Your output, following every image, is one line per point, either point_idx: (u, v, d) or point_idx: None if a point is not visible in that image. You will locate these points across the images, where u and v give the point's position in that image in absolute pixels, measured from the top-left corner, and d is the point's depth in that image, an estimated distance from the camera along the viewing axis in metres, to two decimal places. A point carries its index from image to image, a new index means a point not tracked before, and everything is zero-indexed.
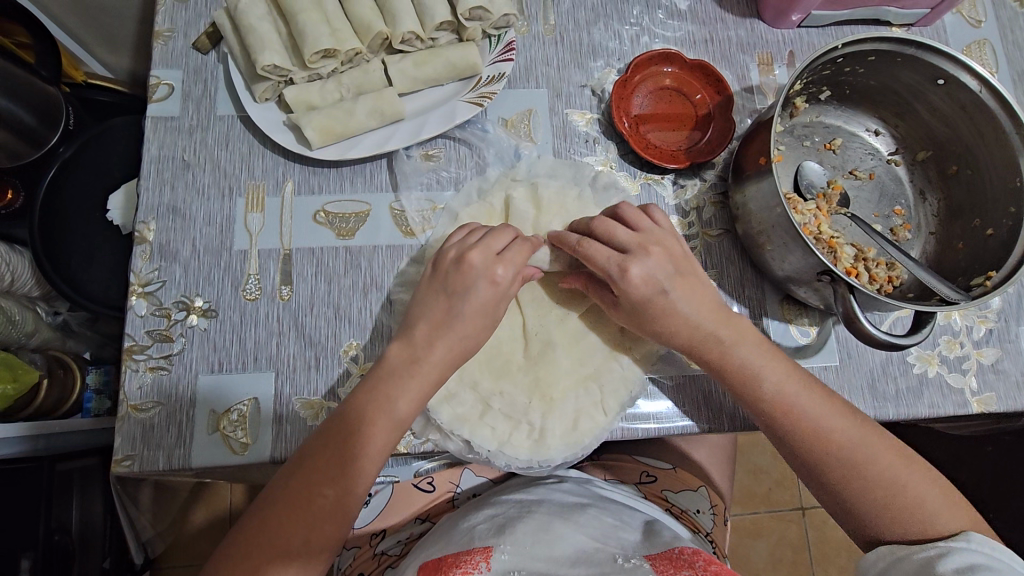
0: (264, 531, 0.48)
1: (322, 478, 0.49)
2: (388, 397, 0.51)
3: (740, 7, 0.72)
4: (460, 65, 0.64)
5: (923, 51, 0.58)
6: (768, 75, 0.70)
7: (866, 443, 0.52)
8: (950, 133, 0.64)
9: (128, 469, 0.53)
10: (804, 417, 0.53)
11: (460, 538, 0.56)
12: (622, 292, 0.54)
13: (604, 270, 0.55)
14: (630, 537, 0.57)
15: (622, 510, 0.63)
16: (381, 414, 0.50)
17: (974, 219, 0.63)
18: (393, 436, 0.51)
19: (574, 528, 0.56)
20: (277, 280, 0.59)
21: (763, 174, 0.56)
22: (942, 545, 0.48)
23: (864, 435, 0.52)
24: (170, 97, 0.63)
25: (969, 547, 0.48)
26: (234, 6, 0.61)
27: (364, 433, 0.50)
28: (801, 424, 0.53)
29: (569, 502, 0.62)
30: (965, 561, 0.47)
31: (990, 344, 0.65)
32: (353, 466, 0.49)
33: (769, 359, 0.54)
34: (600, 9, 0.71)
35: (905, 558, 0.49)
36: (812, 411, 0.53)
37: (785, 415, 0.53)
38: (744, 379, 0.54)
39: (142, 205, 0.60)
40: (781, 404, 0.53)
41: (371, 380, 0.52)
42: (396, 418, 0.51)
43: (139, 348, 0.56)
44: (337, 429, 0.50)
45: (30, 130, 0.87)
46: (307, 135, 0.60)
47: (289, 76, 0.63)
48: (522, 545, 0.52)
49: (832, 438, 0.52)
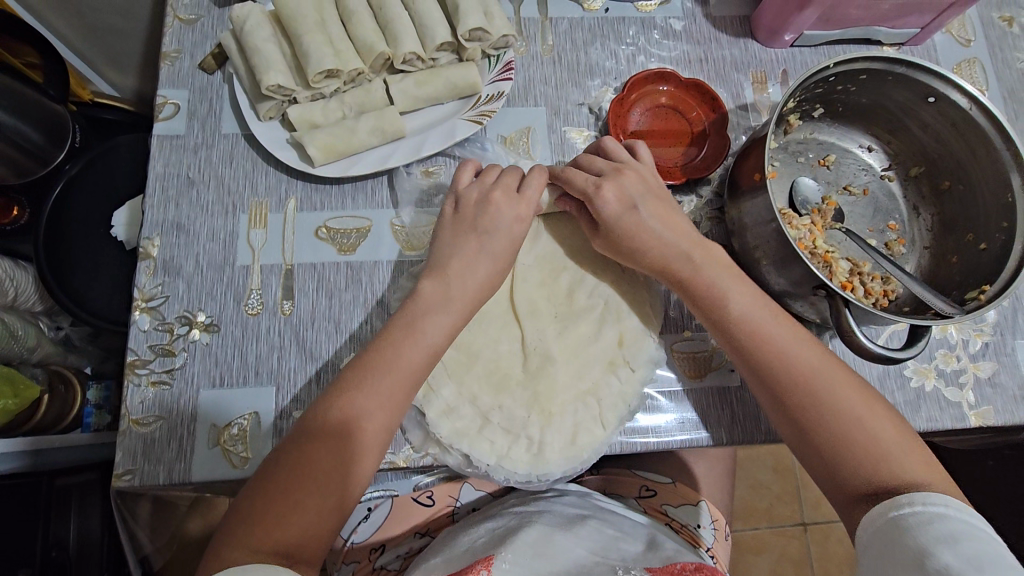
0: (289, 488, 0.46)
1: (346, 392, 0.49)
2: (398, 342, 0.51)
3: (734, 28, 0.74)
4: (460, 85, 0.65)
5: (914, 70, 0.59)
6: (762, 94, 0.71)
7: (832, 386, 0.51)
8: (942, 150, 0.65)
9: (129, 483, 0.53)
10: (787, 367, 0.52)
11: (461, 551, 0.57)
12: (596, 210, 0.57)
13: (582, 191, 0.57)
14: (630, 548, 0.57)
15: (623, 523, 0.64)
16: (397, 363, 0.51)
17: (967, 233, 0.63)
18: (424, 356, 0.52)
19: (575, 541, 0.56)
20: (278, 294, 0.60)
21: (758, 190, 0.57)
22: (920, 512, 0.43)
23: (830, 376, 0.52)
24: (175, 116, 0.65)
25: (948, 513, 0.42)
26: (240, 29, 0.63)
27: (375, 378, 0.50)
28: (772, 372, 0.53)
29: (568, 514, 0.62)
30: (945, 528, 0.41)
31: (987, 357, 0.65)
32: (375, 382, 0.50)
33: (755, 311, 0.54)
34: (597, 29, 0.72)
35: (883, 530, 0.44)
36: (781, 345, 0.53)
37: (768, 365, 0.53)
38: (717, 307, 0.55)
39: (147, 221, 0.61)
40: (762, 361, 0.53)
41: (379, 345, 0.52)
42: (408, 363, 0.51)
43: (142, 363, 0.57)
44: (371, 353, 0.51)
45: (37, 147, 0.88)
46: (310, 153, 0.61)
47: (293, 95, 0.64)
48: (523, 555, 0.53)
49: (806, 392, 0.51)
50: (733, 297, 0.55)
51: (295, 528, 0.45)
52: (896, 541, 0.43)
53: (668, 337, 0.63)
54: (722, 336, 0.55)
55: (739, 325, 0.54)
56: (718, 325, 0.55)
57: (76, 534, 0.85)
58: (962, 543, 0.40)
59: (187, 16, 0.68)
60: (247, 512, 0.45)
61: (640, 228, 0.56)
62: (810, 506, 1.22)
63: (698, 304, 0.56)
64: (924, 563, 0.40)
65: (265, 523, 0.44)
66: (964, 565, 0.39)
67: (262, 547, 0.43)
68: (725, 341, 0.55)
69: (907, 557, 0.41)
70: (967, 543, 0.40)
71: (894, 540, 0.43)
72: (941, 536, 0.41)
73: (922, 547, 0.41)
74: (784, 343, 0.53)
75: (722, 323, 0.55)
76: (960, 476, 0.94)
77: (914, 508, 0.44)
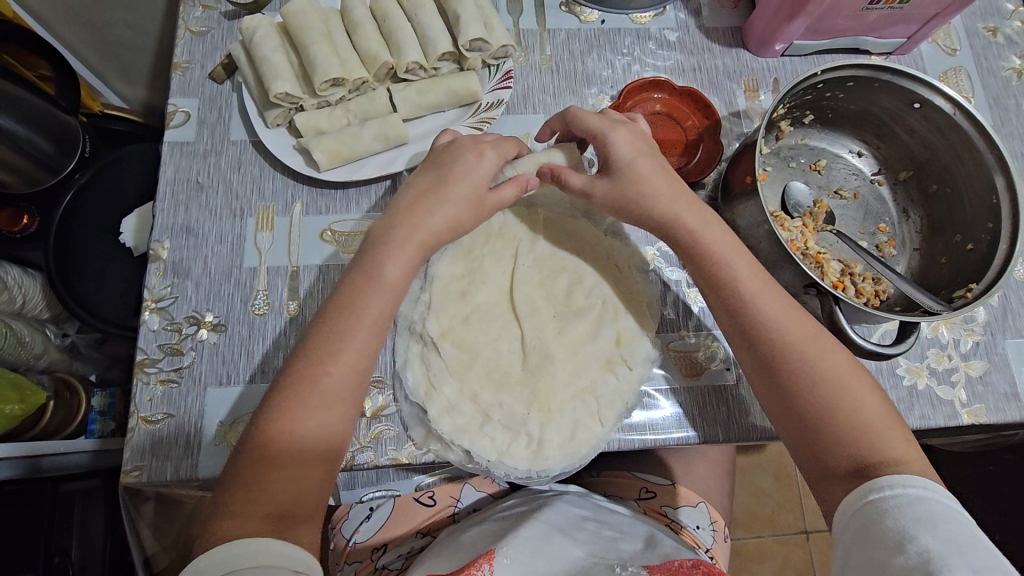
0: (268, 460, 0.47)
1: (314, 356, 0.51)
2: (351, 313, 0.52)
3: (726, 38, 0.76)
4: (461, 92, 0.67)
5: (898, 77, 0.62)
6: (754, 101, 0.74)
7: (822, 354, 0.52)
8: (929, 154, 0.67)
9: (137, 479, 0.54)
10: (778, 334, 0.53)
11: (463, 550, 0.59)
12: (607, 146, 0.57)
13: (592, 129, 0.58)
14: (629, 547, 0.59)
15: (621, 524, 0.65)
16: (352, 332, 0.52)
17: (954, 235, 0.65)
18: (387, 302, 0.53)
19: (574, 543, 0.58)
20: (284, 295, 0.62)
21: (749, 193, 0.59)
22: (898, 494, 0.44)
23: (819, 344, 0.53)
24: (185, 124, 0.67)
25: (925, 495, 0.44)
26: (249, 39, 0.65)
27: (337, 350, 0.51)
28: (763, 338, 0.53)
29: (571, 516, 0.63)
30: (924, 511, 0.43)
31: (978, 356, 0.66)
32: (338, 345, 0.51)
33: (759, 288, 0.54)
34: (593, 40, 0.75)
35: (862, 509, 0.45)
36: (773, 312, 0.53)
37: (765, 344, 0.53)
38: (718, 268, 0.55)
39: (157, 224, 0.63)
40: (761, 338, 0.53)
41: (330, 316, 0.53)
42: (368, 332, 0.52)
43: (150, 362, 0.58)
44: (333, 312, 0.52)
45: (49, 157, 0.91)
46: (316, 158, 0.63)
47: (300, 103, 0.66)
48: (523, 552, 0.54)
49: (795, 357, 0.52)
50: (740, 271, 0.55)
51: (275, 500, 0.46)
52: (876, 522, 0.44)
53: (664, 337, 0.64)
54: (718, 298, 0.56)
55: (739, 304, 0.54)
56: (716, 287, 0.56)
57: (79, 547, 0.86)
58: (942, 527, 0.41)
59: (198, 29, 0.71)
60: (229, 487, 0.46)
61: (641, 178, 0.56)
62: (812, 513, 1.22)
63: (697, 264, 0.57)
64: (904, 547, 0.41)
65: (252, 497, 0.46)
66: (944, 550, 0.40)
67: (251, 517, 0.44)
68: (720, 304, 0.56)
69: (889, 540, 0.43)
70: (946, 526, 0.41)
71: (875, 522, 0.44)
72: (922, 520, 0.42)
73: (904, 530, 0.42)
74: (777, 311, 0.53)
75: (730, 299, 0.55)
76: (960, 480, 0.95)
77: (893, 490, 0.45)
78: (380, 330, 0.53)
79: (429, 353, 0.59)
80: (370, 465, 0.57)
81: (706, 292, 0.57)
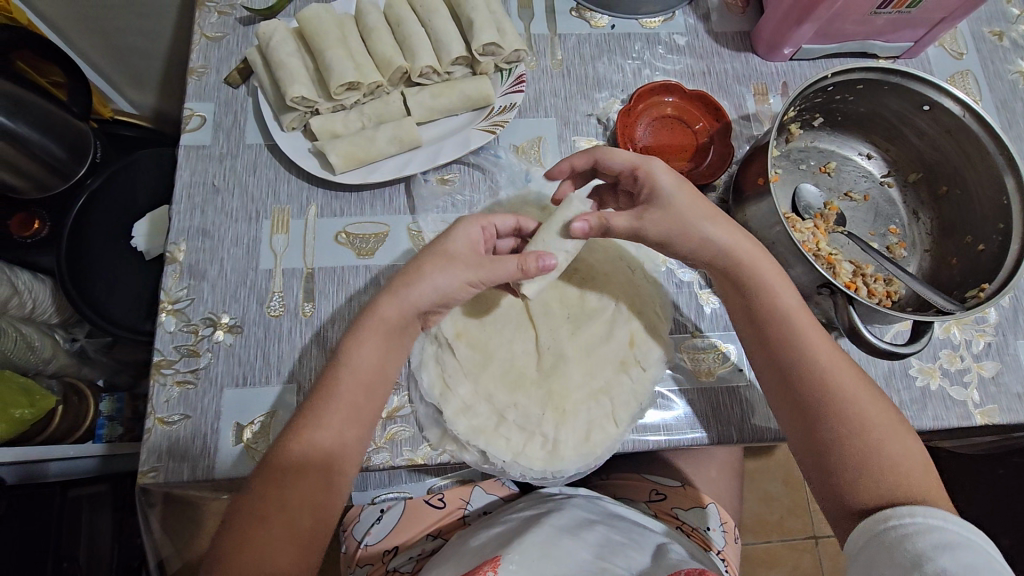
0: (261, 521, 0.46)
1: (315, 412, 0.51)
2: (349, 370, 0.53)
3: (735, 42, 0.77)
4: (474, 96, 0.68)
5: (908, 80, 0.62)
6: (764, 104, 0.74)
7: (860, 401, 0.52)
8: (938, 156, 0.67)
9: (154, 481, 0.54)
10: (818, 377, 0.53)
11: (474, 555, 0.59)
12: (653, 180, 0.55)
13: (629, 163, 0.56)
14: (638, 556, 0.57)
15: (631, 528, 0.64)
16: (351, 388, 0.52)
17: (966, 235, 0.65)
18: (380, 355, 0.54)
19: (581, 544, 0.57)
20: (300, 297, 0.62)
21: (762, 194, 0.59)
22: (917, 524, 0.45)
23: (858, 390, 0.53)
24: (201, 128, 0.67)
25: (944, 525, 0.44)
26: (266, 44, 0.66)
27: (342, 405, 0.51)
28: (802, 379, 0.54)
29: (578, 519, 0.63)
30: (941, 539, 0.43)
31: (990, 357, 0.66)
32: (336, 399, 0.51)
33: (809, 331, 0.55)
34: (603, 45, 0.76)
35: (879, 540, 0.46)
36: (815, 354, 0.54)
37: (803, 383, 0.53)
38: (763, 306, 0.56)
39: (174, 227, 0.64)
40: (802, 377, 0.54)
41: (329, 372, 0.53)
42: (363, 387, 0.53)
43: (167, 363, 0.59)
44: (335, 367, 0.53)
45: (61, 163, 0.92)
46: (331, 161, 0.64)
47: (315, 107, 0.67)
48: (529, 557, 0.55)
49: (832, 401, 0.52)
50: (794, 312, 0.55)
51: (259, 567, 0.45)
52: (893, 549, 0.45)
53: (676, 338, 0.64)
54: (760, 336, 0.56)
55: (787, 344, 0.54)
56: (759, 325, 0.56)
57: (86, 550, 0.86)
58: (957, 552, 0.42)
59: (214, 34, 0.72)
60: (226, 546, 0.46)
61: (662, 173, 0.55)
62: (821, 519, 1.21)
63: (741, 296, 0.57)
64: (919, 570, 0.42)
65: (235, 556, 0.45)
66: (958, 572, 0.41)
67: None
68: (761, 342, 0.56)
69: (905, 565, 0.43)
70: (962, 552, 0.42)
71: (893, 549, 0.45)
72: (938, 546, 0.43)
73: (921, 555, 0.43)
74: (823, 353, 0.54)
75: (777, 334, 0.55)
76: (973, 485, 0.94)
77: (911, 519, 0.46)
78: (376, 385, 0.54)
79: (444, 354, 0.60)
80: (385, 466, 0.57)
81: (748, 327, 0.58)
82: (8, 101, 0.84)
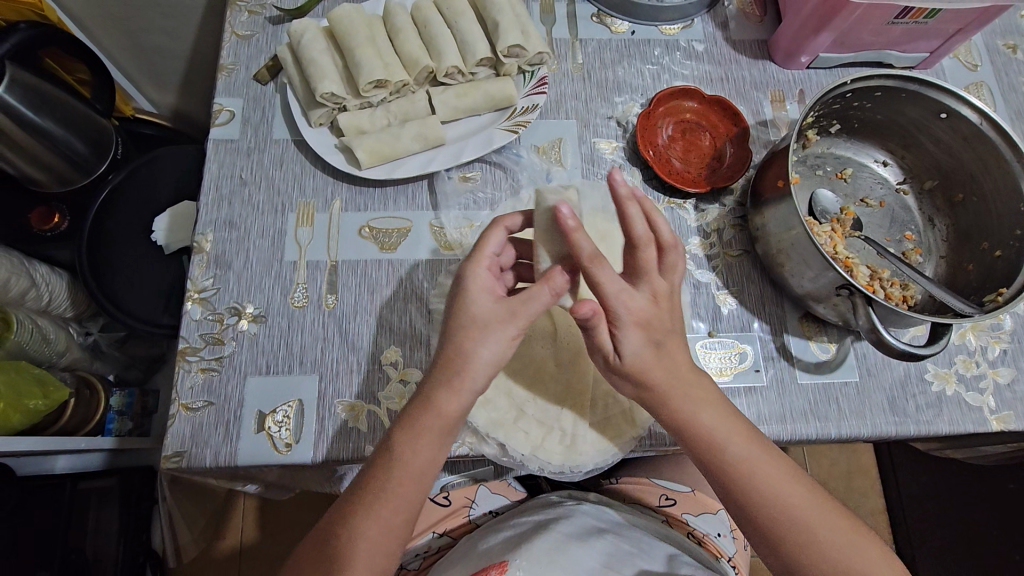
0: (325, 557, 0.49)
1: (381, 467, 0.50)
2: (402, 463, 0.49)
3: (752, 50, 0.78)
4: (497, 96, 0.69)
5: (926, 88, 0.63)
6: (781, 111, 0.75)
7: (829, 529, 0.48)
8: (955, 163, 0.68)
9: (176, 466, 0.55)
10: (780, 511, 0.49)
11: (483, 557, 0.59)
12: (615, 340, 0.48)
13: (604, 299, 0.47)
14: (645, 564, 0.58)
15: (641, 535, 0.64)
16: (412, 451, 0.49)
17: (981, 243, 0.66)
18: (457, 406, 0.49)
19: (588, 551, 0.57)
20: (323, 289, 0.63)
21: (783, 197, 0.60)
22: None
23: (828, 520, 0.49)
24: (230, 122, 0.69)
25: None
26: (297, 42, 0.67)
27: (385, 500, 0.49)
28: (766, 515, 0.49)
29: (588, 525, 0.63)
30: None
31: (1005, 364, 0.67)
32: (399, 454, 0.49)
33: (785, 485, 0.50)
34: (624, 50, 0.77)
35: None
36: (776, 487, 0.49)
37: (770, 517, 0.49)
38: (715, 449, 0.50)
39: (201, 217, 0.65)
40: (766, 514, 0.49)
41: (407, 412, 0.51)
42: (434, 439, 0.49)
43: (192, 350, 0.59)
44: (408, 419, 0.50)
45: (82, 159, 0.94)
46: (358, 156, 0.65)
47: (343, 103, 0.68)
48: (536, 563, 0.55)
49: (800, 534, 0.48)
50: (757, 467, 0.50)
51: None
52: None
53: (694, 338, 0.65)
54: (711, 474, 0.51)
55: (755, 497, 0.49)
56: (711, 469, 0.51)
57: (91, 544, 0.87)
58: None
59: (244, 32, 0.73)
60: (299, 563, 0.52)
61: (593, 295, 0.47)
62: None
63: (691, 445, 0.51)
64: None
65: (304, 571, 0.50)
66: None
67: None
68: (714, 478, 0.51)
69: None
70: None
71: None
72: None
73: None
74: (781, 489, 0.49)
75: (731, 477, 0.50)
76: None
77: None
78: (439, 444, 0.50)
79: None
80: None
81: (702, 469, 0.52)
82: (37, 97, 0.83)
